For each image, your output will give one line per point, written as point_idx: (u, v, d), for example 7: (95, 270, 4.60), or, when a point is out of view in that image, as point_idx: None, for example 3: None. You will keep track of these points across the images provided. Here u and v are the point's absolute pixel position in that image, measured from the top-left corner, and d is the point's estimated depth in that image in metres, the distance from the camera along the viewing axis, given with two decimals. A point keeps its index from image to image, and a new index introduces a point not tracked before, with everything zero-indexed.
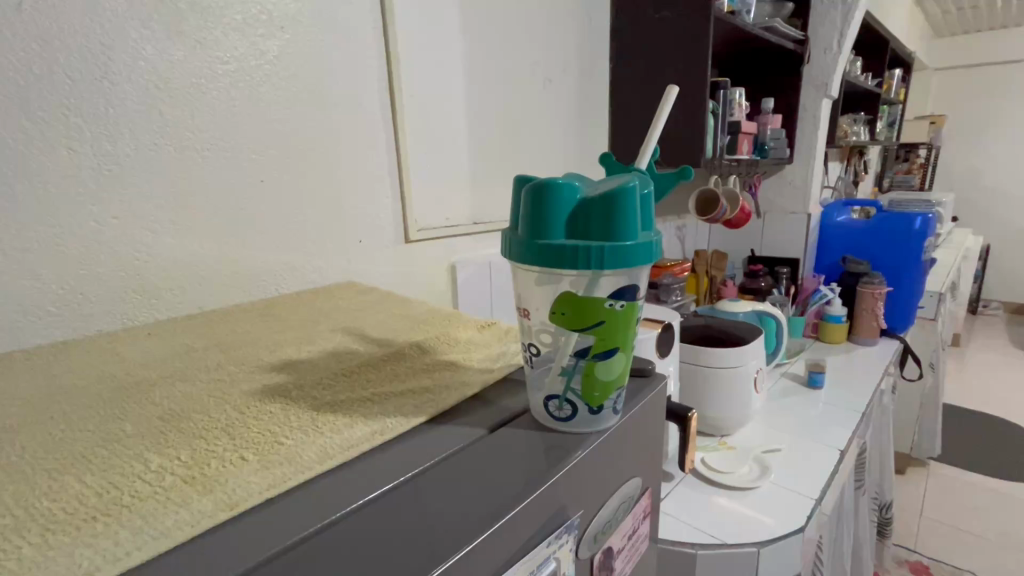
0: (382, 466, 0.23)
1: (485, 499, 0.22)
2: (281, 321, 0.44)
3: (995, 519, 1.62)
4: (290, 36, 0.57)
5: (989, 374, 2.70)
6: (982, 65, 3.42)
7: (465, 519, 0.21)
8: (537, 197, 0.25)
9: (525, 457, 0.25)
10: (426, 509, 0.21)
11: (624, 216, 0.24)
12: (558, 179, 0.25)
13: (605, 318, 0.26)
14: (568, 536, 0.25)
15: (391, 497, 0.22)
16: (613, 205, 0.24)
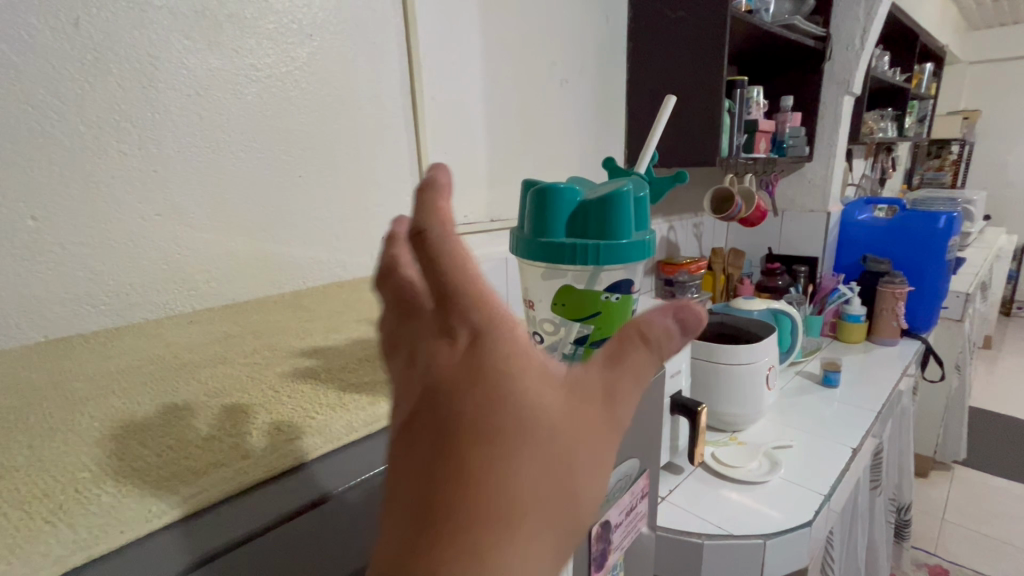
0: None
1: None
2: (309, 311, 0.47)
3: (1020, 525, 1.59)
4: (318, 43, 0.61)
5: (1020, 378, 2.62)
6: (1021, 58, 3.29)
7: None
8: (543, 206, 0.32)
9: None
10: None
11: (616, 217, 0.31)
12: (559, 191, 0.32)
13: (600, 308, 0.33)
14: None
15: None
16: (607, 207, 0.31)
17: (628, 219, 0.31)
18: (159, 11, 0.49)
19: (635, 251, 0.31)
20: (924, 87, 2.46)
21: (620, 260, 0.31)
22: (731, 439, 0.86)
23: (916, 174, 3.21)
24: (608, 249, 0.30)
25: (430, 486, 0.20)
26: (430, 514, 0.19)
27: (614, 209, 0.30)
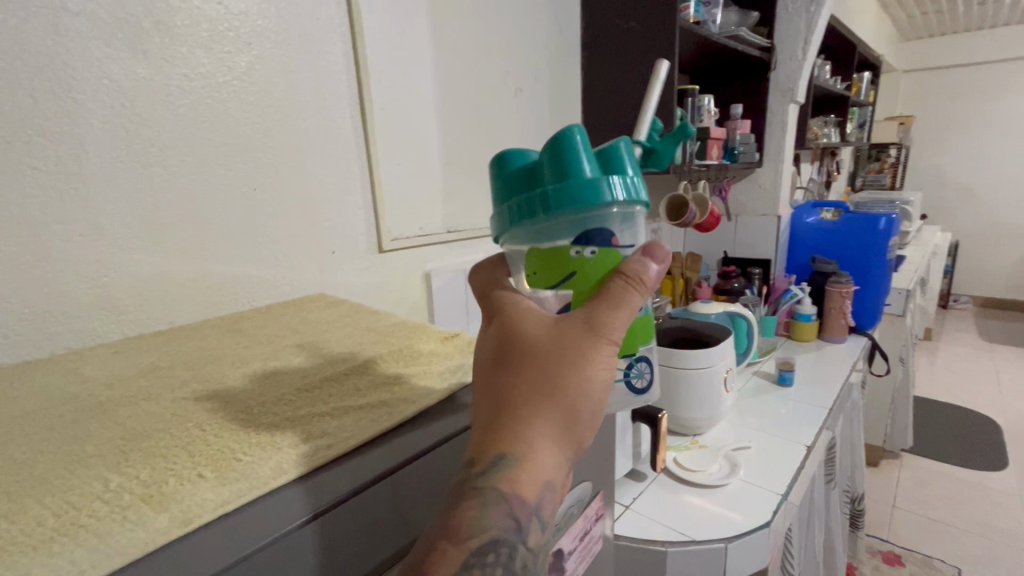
0: (340, 478, 0.25)
1: None
2: (248, 336, 0.44)
3: (963, 509, 1.68)
4: (258, 52, 0.58)
5: (957, 367, 2.79)
6: (947, 68, 3.54)
7: None
8: (502, 170, 0.34)
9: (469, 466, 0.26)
10: None
11: (553, 151, 0.31)
12: (516, 151, 0.34)
13: (576, 269, 0.32)
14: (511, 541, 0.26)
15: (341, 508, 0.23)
16: (545, 147, 0.32)
17: (573, 153, 0.31)
18: (76, 18, 0.46)
19: (587, 185, 0.30)
20: (863, 95, 2.60)
21: (567, 197, 0.30)
22: (692, 443, 0.87)
23: (859, 178, 3.39)
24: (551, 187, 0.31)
25: (500, 417, 0.27)
26: (501, 432, 0.27)
27: (551, 147, 0.31)
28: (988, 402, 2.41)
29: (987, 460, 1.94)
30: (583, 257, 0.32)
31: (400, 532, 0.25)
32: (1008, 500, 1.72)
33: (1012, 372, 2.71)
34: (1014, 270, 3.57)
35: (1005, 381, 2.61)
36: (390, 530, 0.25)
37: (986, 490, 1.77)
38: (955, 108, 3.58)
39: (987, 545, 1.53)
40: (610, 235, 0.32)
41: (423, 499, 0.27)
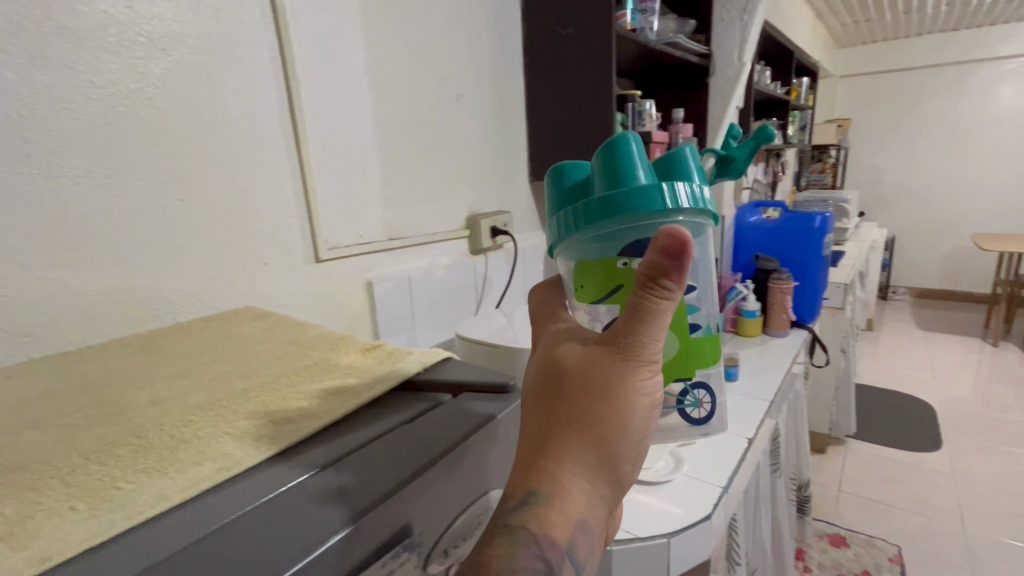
0: (231, 502, 0.24)
1: (315, 526, 0.23)
2: (161, 353, 0.42)
3: (902, 489, 1.78)
4: (174, 58, 0.56)
5: (897, 355, 2.96)
6: (879, 73, 3.76)
7: (287, 547, 0.21)
8: (559, 186, 0.43)
9: (365, 478, 0.26)
10: (251, 545, 0.21)
11: (615, 163, 0.39)
12: (572, 169, 0.43)
13: (622, 278, 0.39)
14: (410, 555, 0.25)
15: (222, 532, 0.22)
16: (607, 160, 0.39)
17: (632, 167, 0.38)
18: None
19: (638, 196, 0.37)
20: (802, 99, 2.73)
21: (623, 202, 0.37)
22: None
23: (803, 177, 3.55)
24: (609, 194, 0.38)
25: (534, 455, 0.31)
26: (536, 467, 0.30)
27: (612, 160, 0.39)
28: (923, 387, 2.56)
29: (921, 442, 2.06)
30: (631, 266, 0.39)
31: (325, 521, 0.23)
32: (941, 478, 1.83)
33: (944, 358, 2.90)
34: (943, 262, 3.82)
35: (939, 366, 2.79)
36: (302, 526, 0.23)
37: (921, 470, 1.88)
38: (887, 111, 3.81)
39: (923, 522, 1.62)
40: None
41: (343, 493, 0.25)
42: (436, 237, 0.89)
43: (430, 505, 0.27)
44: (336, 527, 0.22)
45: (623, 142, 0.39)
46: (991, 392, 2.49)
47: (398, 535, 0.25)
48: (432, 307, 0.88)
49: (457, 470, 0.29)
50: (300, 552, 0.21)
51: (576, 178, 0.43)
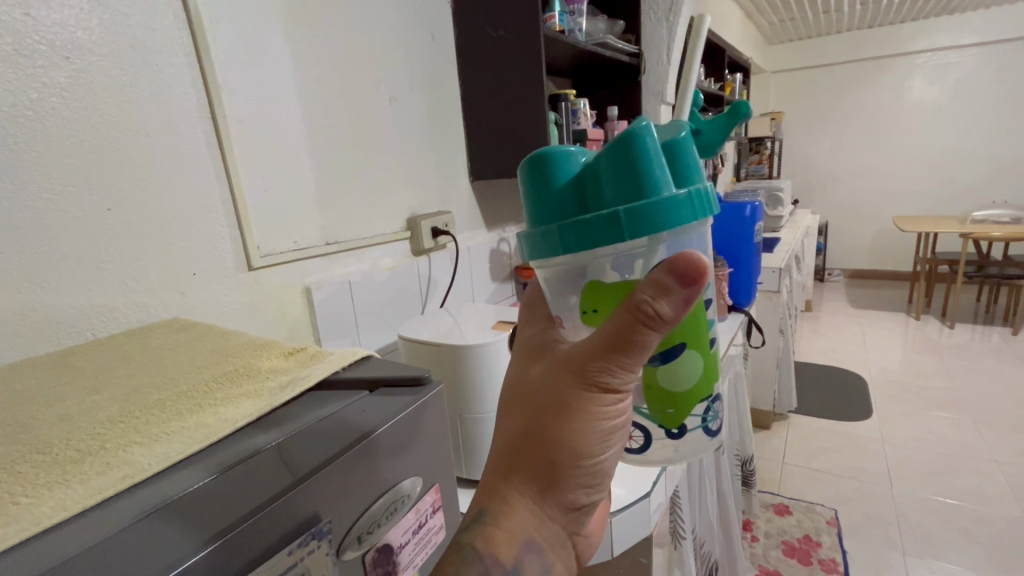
0: (129, 511, 0.24)
1: (220, 522, 0.24)
2: (74, 370, 0.41)
3: (838, 457, 1.91)
4: (79, 65, 0.54)
5: (833, 333, 3.16)
6: (807, 68, 3.99)
7: (193, 540, 0.23)
8: (542, 189, 0.37)
9: (272, 476, 0.27)
10: (154, 547, 0.22)
11: (635, 172, 0.34)
12: (555, 168, 0.37)
13: None
14: (318, 542, 0.27)
15: (125, 535, 0.23)
16: (624, 166, 0.34)
17: (656, 175, 0.34)
18: None
19: (654, 214, 0.33)
20: (737, 94, 2.88)
21: (654, 225, 0.34)
22: None
23: (742, 168, 3.72)
24: (637, 215, 0.33)
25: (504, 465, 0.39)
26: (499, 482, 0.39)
27: (631, 166, 0.33)
28: (856, 361, 2.75)
29: (855, 412, 2.22)
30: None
31: (212, 525, 0.24)
32: (872, 444, 1.98)
33: (874, 333, 3.11)
34: (871, 244, 4.10)
35: (870, 341, 3.00)
36: (199, 525, 0.24)
37: (855, 438, 2.03)
38: (815, 104, 4.05)
39: (857, 486, 1.75)
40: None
41: (248, 493, 0.26)
42: (376, 240, 0.90)
43: (337, 495, 0.29)
44: (213, 533, 0.23)
45: (628, 143, 0.33)
46: (914, 361, 2.70)
47: (305, 525, 0.27)
48: (376, 310, 0.88)
49: (366, 461, 0.30)
50: (182, 554, 0.22)
51: (571, 177, 0.36)
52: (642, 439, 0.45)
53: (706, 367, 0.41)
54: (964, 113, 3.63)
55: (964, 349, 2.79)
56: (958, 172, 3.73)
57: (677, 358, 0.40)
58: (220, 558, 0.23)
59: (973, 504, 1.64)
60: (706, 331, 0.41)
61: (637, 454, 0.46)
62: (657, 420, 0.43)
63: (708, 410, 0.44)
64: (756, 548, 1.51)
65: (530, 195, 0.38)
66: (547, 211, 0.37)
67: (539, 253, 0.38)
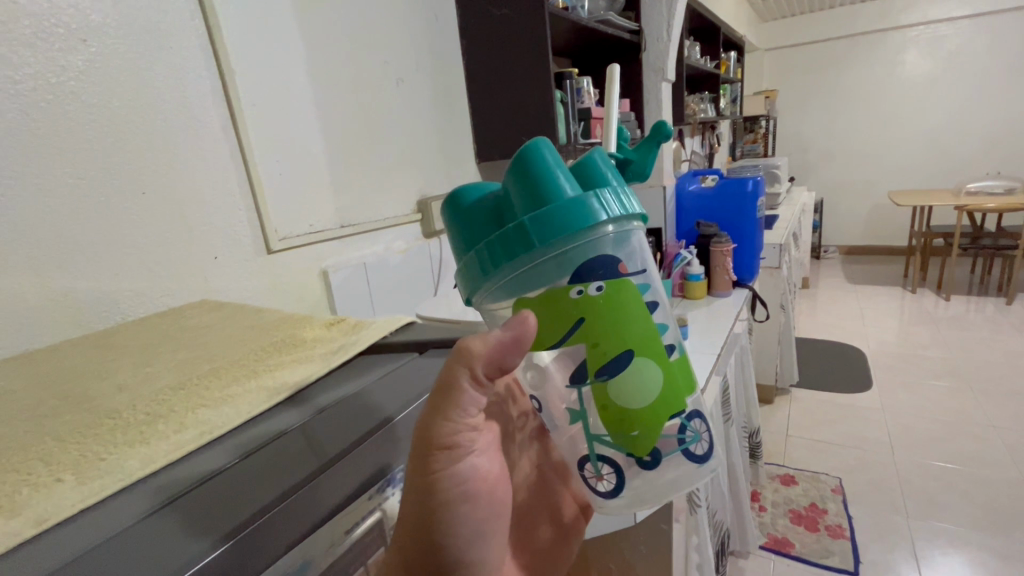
0: (202, 467, 0.25)
1: (286, 473, 0.24)
2: (119, 348, 0.41)
3: (841, 427, 1.95)
4: (96, 49, 0.54)
5: (830, 309, 3.20)
6: (799, 45, 3.99)
7: (266, 488, 0.23)
8: (459, 219, 0.35)
9: (332, 433, 0.27)
10: (222, 501, 0.22)
11: (536, 182, 0.31)
12: (467, 197, 0.35)
13: (580, 311, 0.31)
14: (393, 489, 0.28)
15: (205, 487, 0.23)
16: (526, 178, 0.31)
17: (556, 181, 0.31)
18: None
19: (557, 219, 0.30)
20: (732, 73, 2.88)
21: (564, 227, 0.30)
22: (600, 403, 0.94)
23: (737, 148, 3.73)
24: (545, 218, 0.30)
25: None
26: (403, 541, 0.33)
27: (532, 176, 0.31)
28: (854, 334, 2.79)
29: (855, 384, 2.26)
30: (587, 295, 0.31)
31: (247, 507, 0.22)
32: (874, 415, 2.01)
33: (871, 308, 3.15)
34: (867, 220, 4.13)
35: (867, 315, 3.04)
36: (193, 529, 0.20)
37: (856, 409, 2.07)
38: (809, 81, 4.06)
39: (860, 454, 1.79)
40: (614, 264, 0.32)
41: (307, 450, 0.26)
42: (388, 223, 0.90)
43: (405, 444, 0.29)
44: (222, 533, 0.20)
45: (528, 155, 0.31)
46: (912, 333, 2.73)
47: (379, 473, 0.27)
48: (392, 291, 0.89)
49: (391, 445, 0.28)
50: (197, 550, 0.19)
51: (484, 206, 0.34)
52: (613, 476, 0.36)
53: (667, 375, 0.33)
54: (956, 86, 3.65)
55: (960, 320, 2.84)
56: (951, 145, 3.75)
57: (626, 368, 0.32)
58: (241, 553, 0.20)
59: (972, 468, 1.68)
60: (656, 336, 0.33)
61: (612, 497, 0.37)
62: (626, 451, 0.35)
63: (685, 428, 0.35)
64: (764, 517, 1.55)
65: (453, 235, 0.36)
66: (466, 244, 0.35)
67: (466, 287, 0.35)
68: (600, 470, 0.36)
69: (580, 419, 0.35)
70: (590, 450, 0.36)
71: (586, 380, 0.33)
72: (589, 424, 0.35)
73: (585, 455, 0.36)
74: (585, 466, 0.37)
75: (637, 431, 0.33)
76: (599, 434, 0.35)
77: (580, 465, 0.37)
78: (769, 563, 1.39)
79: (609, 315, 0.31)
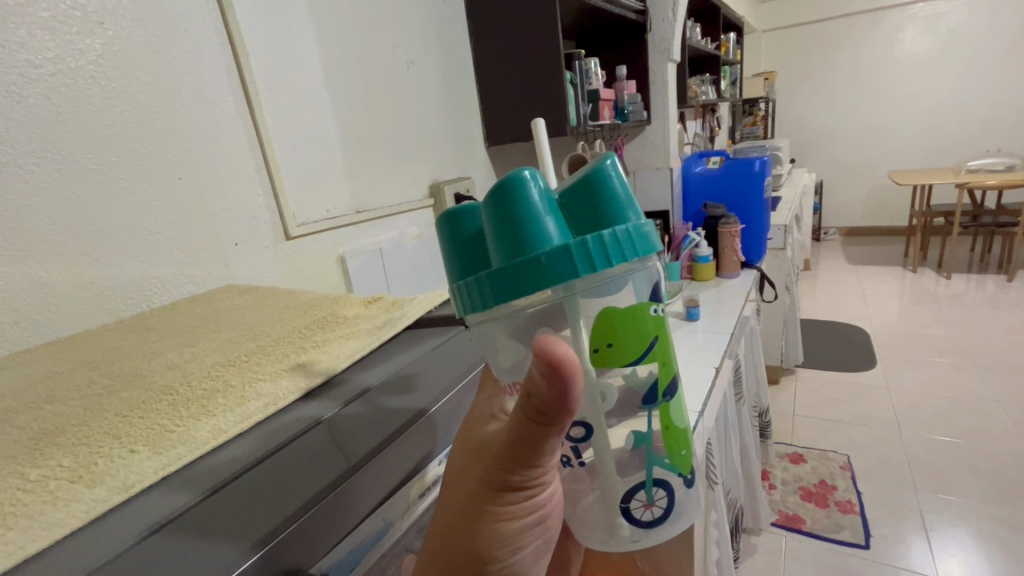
0: (263, 443, 0.25)
1: (337, 460, 0.24)
2: (157, 330, 0.41)
3: (846, 405, 1.97)
4: (112, 32, 0.53)
5: (832, 290, 3.21)
6: (797, 26, 3.97)
7: (328, 470, 0.23)
8: (505, 211, 0.28)
9: (384, 412, 0.28)
10: (286, 480, 0.22)
11: (609, 201, 0.30)
12: (521, 187, 0.28)
13: (659, 329, 0.33)
14: None
15: (271, 463, 0.23)
16: (596, 194, 0.30)
17: (627, 202, 0.30)
18: None
19: (638, 240, 0.29)
20: (732, 54, 2.86)
21: (640, 248, 0.30)
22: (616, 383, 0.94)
23: (737, 131, 3.72)
24: (628, 235, 0.29)
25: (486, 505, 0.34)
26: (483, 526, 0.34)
27: (606, 192, 0.30)
28: (857, 314, 2.81)
29: (859, 363, 2.28)
30: (660, 317, 0.33)
31: (300, 492, 0.21)
32: (879, 393, 2.03)
33: (873, 288, 3.16)
34: (866, 201, 4.13)
35: (869, 295, 3.05)
36: (220, 537, 0.19)
37: (861, 387, 2.08)
38: (807, 61, 4.03)
39: (866, 431, 1.81)
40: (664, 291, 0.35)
41: (350, 436, 0.25)
42: (402, 208, 0.89)
43: None
44: (259, 537, 0.19)
45: (600, 174, 0.30)
46: (914, 312, 2.75)
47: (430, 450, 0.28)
48: (409, 276, 0.89)
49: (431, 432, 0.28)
50: (236, 552, 0.18)
51: (541, 206, 0.29)
52: (665, 500, 0.36)
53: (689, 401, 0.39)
54: (955, 63, 3.64)
55: (962, 298, 2.85)
56: (951, 123, 3.74)
57: (677, 388, 0.36)
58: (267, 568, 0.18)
59: (978, 442, 1.70)
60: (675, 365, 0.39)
61: (655, 525, 0.36)
62: (676, 470, 0.37)
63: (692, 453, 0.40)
64: (774, 495, 1.56)
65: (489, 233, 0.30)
66: (507, 246, 0.29)
67: (506, 297, 0.29)
68: (653, 496, 0.36)
69: (644, 442, 0.36)
70: (648, 473, 0.36)
71: (652, 399, 0.35)
72: (652, 445, 0.36)
73: (640, 480, 0.36)
74: (634, 495, 0.35)
75: (680, 453, 0.37)
76: (659, 455, 0.36)
77: (627, 498, 0.35)
78: (780, 539, 1.42)
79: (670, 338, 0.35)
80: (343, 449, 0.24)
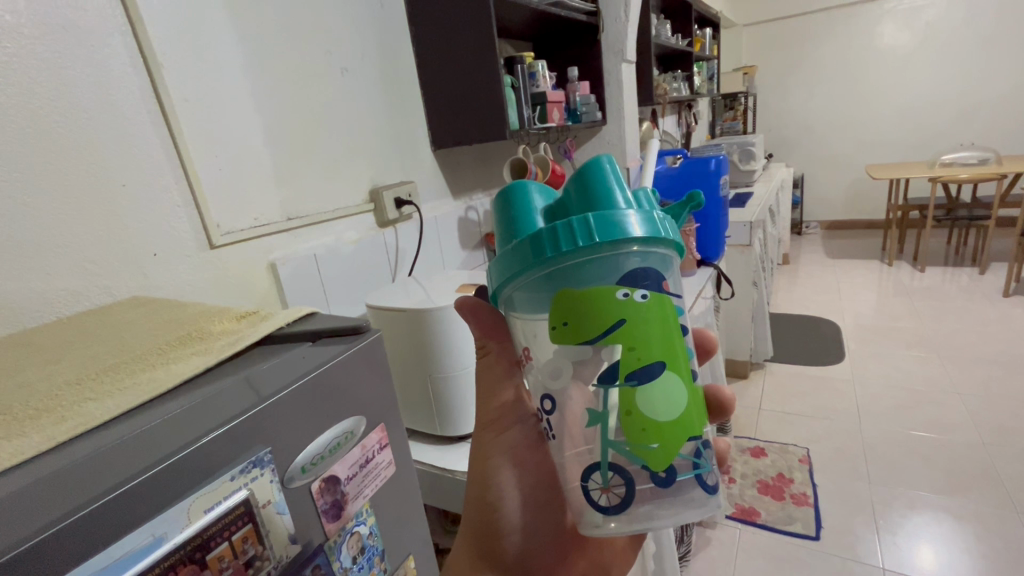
0: (69, 457, 0.27)
1: (120, 472, 0.25)
2: (36, 347, 0.42)
3: (811, 398, 2.00)
4: (10, 50, 0.53)
5: (808, 284, 3.23)
6: (778, 20, 3.97)
7: (110, 478, 0.24)
8: (507, 215, 0.39)
9: (204, 420, 0.29)
10: (66, 492, 0.24)
11: (598, 195, 0.36)
12: (522, 198, 0.39)
13: (625, 311, 0.34)
14: (261, 469, 0.30)
15: (61, 479, 0.25)
16: (589, 193, 0.36)
17: (611, 199, 0.36)
18: None
19: (606, 225, 0.33)
20: (708, 49, 2.87)
21: (611, 232, 0.33)
22: None
23: (717, 126, 3.73)
24: (591, 221, 0.33)
25: (499, 443, 0.51)
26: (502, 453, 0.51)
27: (595, 190, 0.36)
28: (828, 308, 2.84)
29: (828, 356, 2.31)
30: (631, 299, 0.34)
31: (71, 502, 0.23)
32: (844, 386, 2.07)
33: (849, 282, 3.19)
34: (846, 194, 4.15)
35: (844, 289, 3.08)
36: None
37: (828, 380, 2.12)
38: (788, 56, 4.03)
39: (828, 424, 1.84)
40: (660, 279, 0.36)
41: (155, 446, 0.27)
42: (336, 214, 0.91)
43: (283, 427, 0.32)
44: (14, 542, 0.21)
45: (594, 175, 0.36)
46: (886, 306, 2.78)
47: (244, 454, 0.30)
48: (347, 280, 0.92)
49: (244, 436, 0.30)
50: None
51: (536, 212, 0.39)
52: (623, 487, 0.36)
53: (690, 398, 0.37)
54: (933, 57, 3.66)
55: (934, 291, 2.89)
56: (929, 116, 3.77)
57: (655, 378, 0.35)
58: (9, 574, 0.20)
59: (937, 433, 1.73)
60: (684, 359, 0.37)
61: (616, 511, 0.37)
62: (640, 462, 0.36)
63: (699, 453, 0.37)
64: (733, 488, 1.59)
65: (497, 229, 0.40)
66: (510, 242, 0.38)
67: (503, 277, 0.37)
68: (609, 480, 0.37)
69: (599, 422, 0.37)
70: (602, 457, 0.37)
71: (616, 382, 0.35)
72: (609, 428, 0.37)
73: (596, 462, 0.37)
74: (592, 477, 0.37)
75: (657, 444, 0.35)
76: (618, 440, 0.36)
77: (585, 476, 0.38)
78: (735, 532, 1.45)
79: (654, 323, 0.35)
80: (141, 459, 0.26)
